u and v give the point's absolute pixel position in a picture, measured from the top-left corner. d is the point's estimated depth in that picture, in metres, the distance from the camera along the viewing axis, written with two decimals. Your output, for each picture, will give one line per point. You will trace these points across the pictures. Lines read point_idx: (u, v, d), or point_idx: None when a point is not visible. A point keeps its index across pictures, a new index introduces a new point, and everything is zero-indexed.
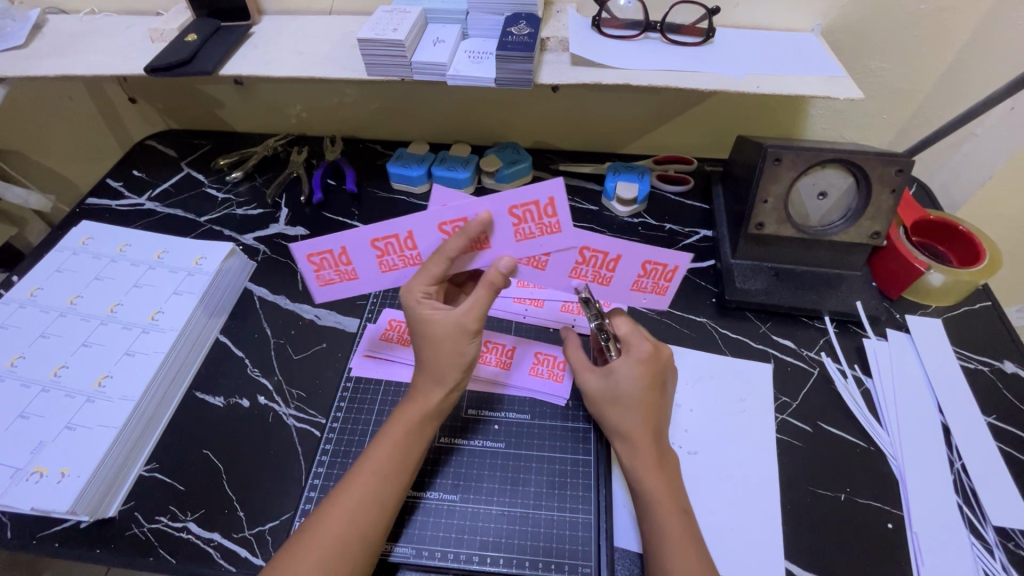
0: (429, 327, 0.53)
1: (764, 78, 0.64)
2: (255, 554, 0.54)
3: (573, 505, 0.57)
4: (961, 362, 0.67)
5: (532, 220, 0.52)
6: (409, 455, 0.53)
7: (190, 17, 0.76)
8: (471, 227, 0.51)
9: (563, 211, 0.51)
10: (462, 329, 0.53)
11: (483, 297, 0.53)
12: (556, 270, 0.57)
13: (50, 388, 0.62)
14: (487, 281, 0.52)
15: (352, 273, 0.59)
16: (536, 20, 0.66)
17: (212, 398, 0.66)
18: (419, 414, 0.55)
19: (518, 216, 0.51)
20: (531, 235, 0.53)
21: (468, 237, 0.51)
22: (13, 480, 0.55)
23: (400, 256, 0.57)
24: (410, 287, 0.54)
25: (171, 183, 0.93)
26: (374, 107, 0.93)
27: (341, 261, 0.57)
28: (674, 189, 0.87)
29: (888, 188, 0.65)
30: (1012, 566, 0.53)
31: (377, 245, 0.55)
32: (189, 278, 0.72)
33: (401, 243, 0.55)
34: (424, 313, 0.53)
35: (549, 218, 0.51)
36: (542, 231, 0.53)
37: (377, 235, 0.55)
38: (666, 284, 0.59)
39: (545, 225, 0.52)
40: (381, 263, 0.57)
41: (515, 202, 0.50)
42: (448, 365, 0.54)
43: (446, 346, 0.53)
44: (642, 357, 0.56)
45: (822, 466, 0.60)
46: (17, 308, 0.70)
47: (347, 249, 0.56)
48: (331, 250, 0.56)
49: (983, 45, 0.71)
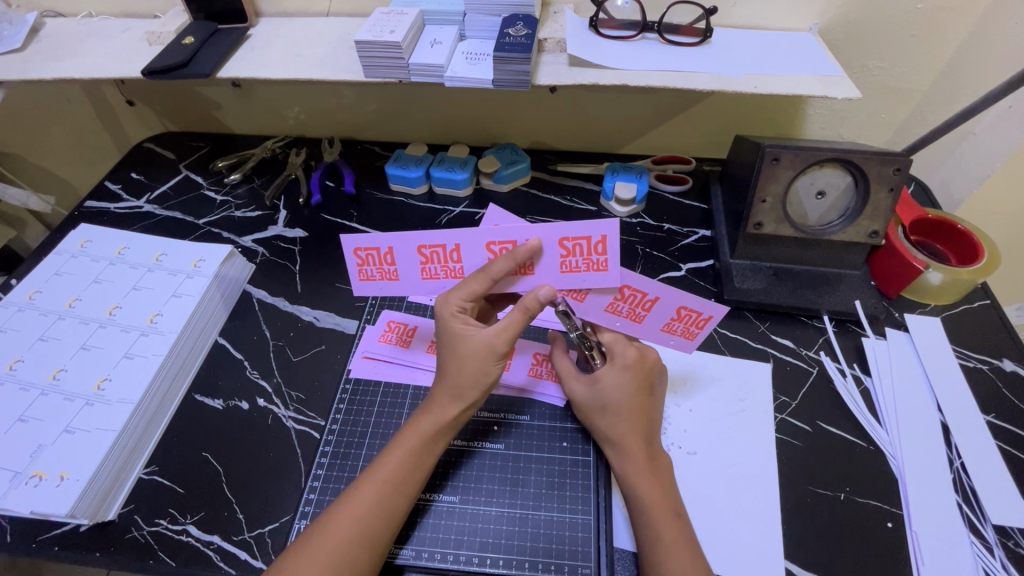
0: (458, 343, 0.53)
1: (761, 79, 0.64)
2: (255, 556, 0.54)
3: (573, 505, 0.57)
4: (960, 361, 0.67)
5: (580, 253, 0.51)
6: (420, 463, 0.53)
7: (188, 20, 0.77)
8: (520, 251, 0.50)
9: (613, 251, 0.51)
10: (490, 351, 0.53)
11: (517, 320, 0.52)
12: (593, 305, 0.57)
13: (49, 392, 0.62)
14: (525, 305, 0.51)
15: (394, 275, 0.57)
16: (533, 21, 0.66)
17: (211, 400, 0.66)
18: (433, 426, 0.54)
19: (567, 248, 0.51)
20: (575, 268, 0.52)
21: (515, 260, 0.51)
22: (12, 484, 0.55)
23: (443, 266, 0.56)
24: (446, 299, 0.54)
25: (170, 185, 0.93)
26: (372, 108, 0.93)
27: (386, 260, 0.56)
28: (673, 189, 0.87)
29: (885, 187, 0.65)
30: (1012, 565, 0.53)
31: (424, 251, 0.55)
32: (188, 280, 0.72)
33: (447, 254, 0.55)
34: (456, 329, 0.53)
35: (598, 255, 0.51)
36: (588, 267, 0.52)
37: (426, 241, 0.54)
38: (697, 330, 0.58)
39: (592, 261, 0.52)
40: (424, 270, 0.56)
41: (568, 234, 0.50)
42: (471, 384, 0.53)
43: (472, 366, 0.53)
44: (627, 362, 0.57)
45: (821, 465, 0.60)
46: (16, 311, 0.70)
47: (394, 249, 0.55)
48: (379, 248, 0.55)
49: (980, 43, 0.71)
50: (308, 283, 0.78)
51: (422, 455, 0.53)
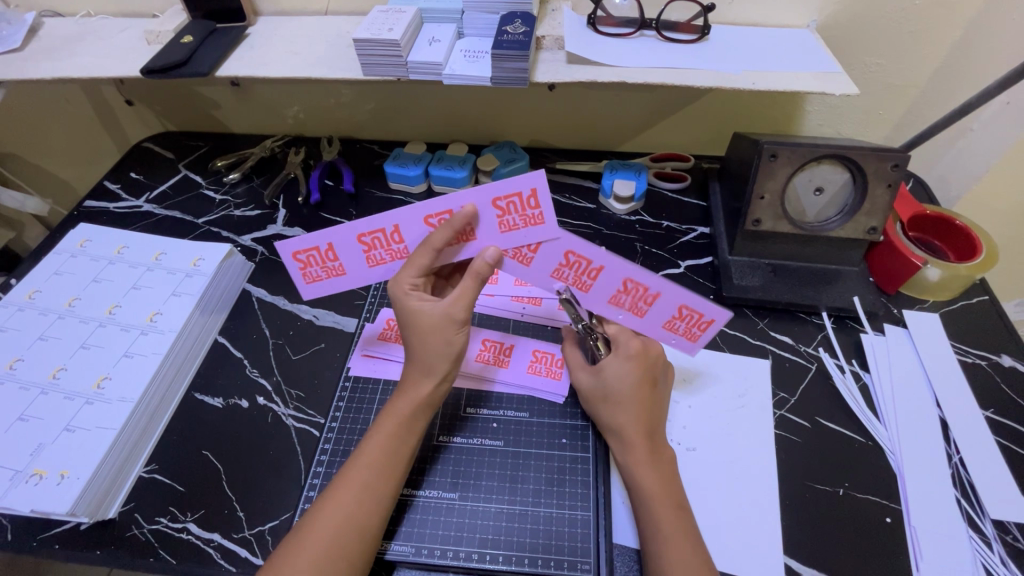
0: (417, 319, 0.53)
1: (759, 75, 0.64)
2: (256, 554, 0.54)
3: (573, 501, 0.57)
4: (959, 357, 0.67)
5: (516, 212, 0.52)
6: (401, 446, 0.53)
7: (186, 19, 0.77)
8: (456, 218, 0.51)
9: (545, 203, 0.51)
10: (450, 320, 0.53)
11: (471, 287, 0.53)
12: (540, 269, 0.56)
13: (50, 390, 0.62)
14: (474, 270, 0.52)
15: (340, 270, 0.59)
16: (531, 19, 0.66)
17: (210, 399, 0.66)
18: (411, 407, 0.54)
19: (501, 208, 0.52)
20: (515, 227, 0.53)
21: (453, 227, 0.52)
22: (13, 482, 0.55)
23: (387, 250, 0.57)
24: (397, 279, 0.54)
25: (169, 185, 0.93)
26: (371, 107, 0.93)
27: (328, 258, 0.58)
28: (672, 186, 0.87)
29: (883, 183, 0.65)
30: (1011, 559, 0.53)
31: (363, 240, 0.56)
32: (187, 279, 0.72)
33: (387, 237, 0.55)
34: (412, 305, 0.53)
35: (532, 210, 0.51)
36: (526, 223, 0.53)
37: (363, 229, 0.55)
38: (698, 331, 0.58)
39: (528, 217, 0.52)
40: (369, 258, 0.57)
41: (497, 193, 0.51)
42: (437, 357, 0.54)
43: (435, 338, 0.53)
44: (631, 353, 0.57)
45: (821, 461, 0.60)
46: (16, 311, 0.70)
47: (334, 245, 0.57)
48: (318, 246, 0.57)
49: (978, 39, 0.71)
50: None
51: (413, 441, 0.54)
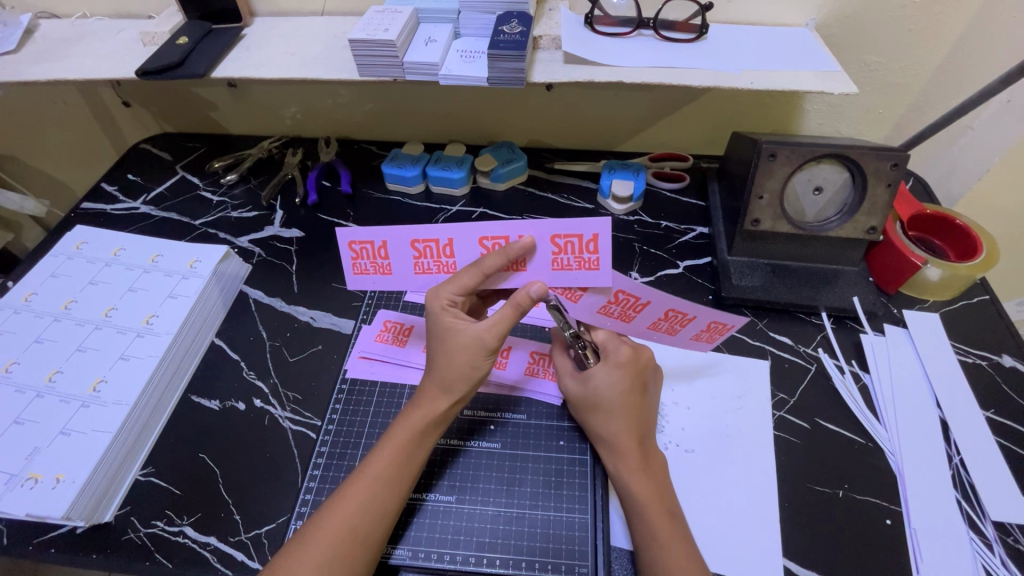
0: (449, 337, 0.53)
1: (758, 74, 0.64)
2: (252, 557, 0.54)
3: (570, 504, 0.56)
4: (960, 357, 0.67)
5: (572, 251, 0.51)
6: (410, 457, 0.53)
7: (182, 20, 0.76)
8: (512, 248, 0.51)
9: (604, 251, 0.50)
10: (481, 345, 0.52)
11: (508, 317, 0.51)
12: (586, 305, 0.57)
13: (46, 393, 0.62)
14: (515, 301, 0.51)
15: (387, 269, 0.57)
16: (527, 18, 0.66)
17: (208, 401, 0.66)
18: (424, 420, 0.54)
19: (558, 245, 0.51)
20: (567, 266, 0.52)
21: (507, 256, 0.51)
22: (8, 486, 0.55)
23: (436, 261, 0.56)
24: (436, 293, 0.53)
25: (166, 186, 0.93)
26: (368, 108, 0.93)
27: (380, 254, 0.56)
28: (670, 186, 0.87)
29: (883, 182, 0.65)
30: (1012, 561, 0.53)
31: (417, 245, 0.55)
32: (184, 281, 0.72)
33: (439, 248, 0.55)
34: (446, 323, 0.53)
35: (589, 254, 0.51)
36: (581, 266, 0.52)
37: (419, 236, 0.54)
38: (720, 337, 0.59)
39: (583, 259, 0.51)
40: (417, 265, 0.56)
41: (559, 231, 0.50)
42: (461, 377, 0.53)
43: (462, 360, 0.53)
44: (621, 360, 0.57)
45: (820, 462, 0.60)
46: (12, 314, 0.69)
47: (387, 243, 0.55)
48: (373, 242, 0.55)
49: (977, 36, 0.70)
50: (305, 283, 0.78)
51: (419, 451, 0.53)
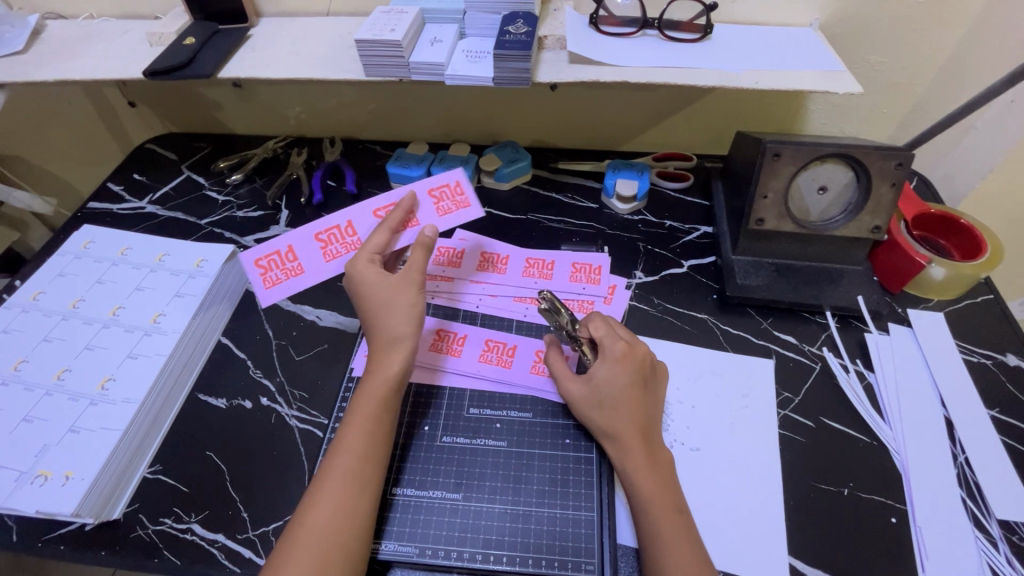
0: (378, 285, 0.58)
1: (762, 74, 0.64)
2: (260, 554, 0.54)
3: (576, 502, 0.57)
4: (964, 356, 0.67)
5: (447, 198, 0.66)
6: (379, 428, 0.54)
7: (189, 21, 0.77)
8: (403, 201, 0.63)
9: (468, 186, 0.66)
10: (409, 280, 0.58)
11: (422, 247, 0.59)
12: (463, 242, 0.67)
13: (54, 392, 0.62)
14: (420, 240, 0.60)
15: (298, 270, 0.64)
16: (532, 19, 0.66)
17: (215, 400, 0.66)
18: (384, 385, 0.56)
19: (435, 196, 0.66)
20: (449, 212, 0.65)
21: (402, 207, 0.63)
22: (18, 483, 0.55)
23: (342, 245, 0.65)
24: (355, 260, 0.59)
25: (172, 186, 0.94)
26: (373, 108, 0.93)
27: (289, 259, 0.64)
28: (674, 185, 0.87)
29: (887, 181, 0.65)
30: (1017, 560, 0.53)
31: (321, 237, 0.64)
32: (190, 280, 0.72)
33: (342, 232, 0.65)
34: (371, 273, 0.58)
35: (460, 196, 0.66)
36: (456, 207, 0.66)
37: (320, 228, 0.65)
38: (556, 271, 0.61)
39: (457, 202, 0.66)
40: (326, 254, 0.65)
41: (432, 185, 0.66)
42: (402, 319, 0.57)
43: (396, 300, 0.57)
44: (617, 355, 0.57)
45: (826, 461, 0.60)
46: (21, 312, 0.70)
47: (294, 246, 0.64)
48: (279, 249, 0.64)
49: (982, 36, 0.71)
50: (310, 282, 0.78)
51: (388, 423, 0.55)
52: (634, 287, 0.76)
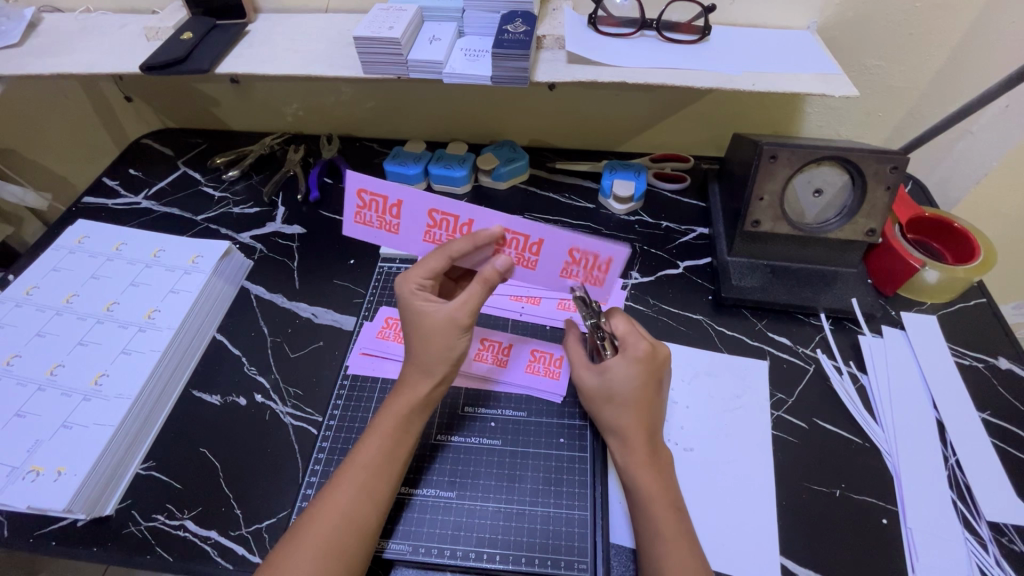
0: (421, 320, 0.55)
1: (760, 76, 0.64)
2: (253, 552, 0.54)
3: (570, 501, 0.57)
4: (956, 359, 0.68)
5: (584, 266, 0.55)
6: (401, 445, 0.54)
7: (185, 15, 0.76)
8: (481, 235, 0.53)
9: (614, 274, 0.54)
10: (455, 325, 0.54)
11: (478, 292, 0.54)
12: (550, 267, 0.56)
13: (47, 387, 0.62)
14: (483, 277, 0.54)
15: (393, 228, 0.57)
16: (531, 18, 0.66)
17: (209, 396, 0.66)
18: (410, 406, 0.55)
19: (574, 257, 0.54)
20: (575, 277, 0.56)
21: (475, 241, 0.54)
22: (10, 479, 0.55)
23: (449, 235, 0.57)
24: (406, 278, 0.56)
25: (168, 181, 0.93)
26: (371, 105, 0.93)
27: (389, 212, 0.56)
28: (671, 187, 0.87)
29: (883, 185, 0.65)
30: (1006, 562, 0.53)
31: (434, 216, 0.55)
32: (186, 275, 0.72)
33: (456, 224, 0.56)
34: (418, 306, 0.55)
35: (599, 273, 0.55)
36: (588, 279, 0.56)
37: (439, 208, 0.54)
38: (600, 277, 0.55)
39: (592, 275, 0.55)
40: (428, 234, 0.57)
41: (579, 245, 0.53)
42: (439, 359, 0.55)
43: (436, 340, 0.54)
44: (637, 355, 0.56)
45: (818, 461, 0.60)
46: (14, 307, 0.70)
47: (400, 203, 0.55)
48: (386, 197, 0.55)
49: (976, 42, 0.71)
50: (306, 280, 0.78)
51: (406, 440, 0.54)
52: (631, 287, 0.76)
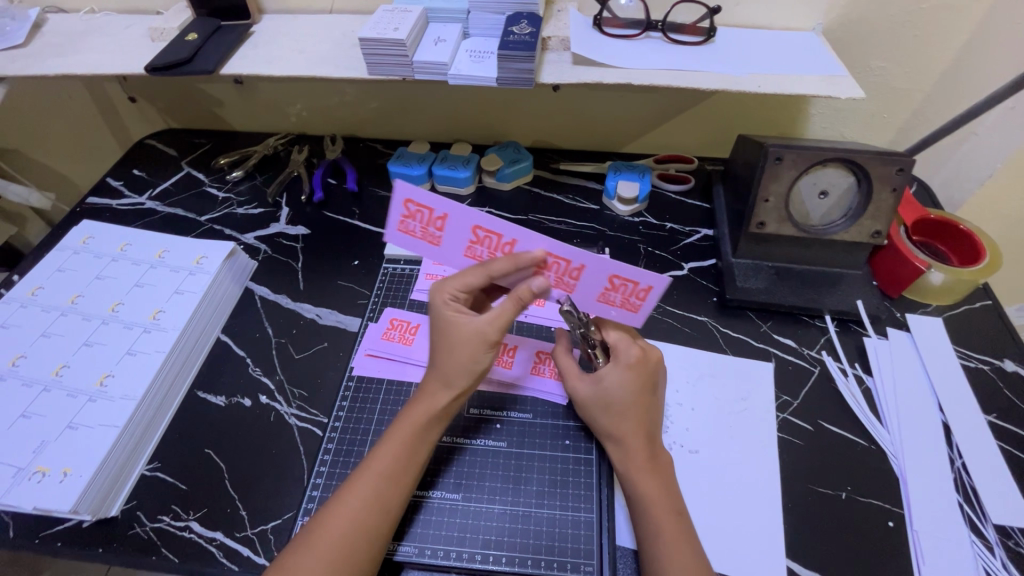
0: (449, 330, 0.55)
1: (766, 78, 0.64)
2: (258, 553, 0.54)
3: (575, 502, 0.57)
4: (962, 362, 0.67)
5: (622, 292, 0.54)
6: (414, 453, 0.53)
7: (190, 16, 0.76)
8: (522, 257, 0.51)
9: (651, 301, 0.53)
10: (483, 339, 0.53)
11: (510, 309, 0.53)
12: (586, 292, 0.55)
13: (52, 388, 0.62)
14: (517, 295, 0.52)
15: (436, 240, 0.55)
16: (536, 19, 0.66)
17: (213, 398, 0.66)
18: (427, 415, 0.54)
19: (614, 284, 0.53)
20: (611, 301, 0.55)
21: (516, 262, 0.52)
22: (16, 480, 0.55)
23: (491, 252, 0.55)
24: (440, 288, 0.55)
25: (172, 182, 0.93)
26: (375, 106, 0.93)
27: (435, 224, 0.53)
28: (675, 188, 0.87)
29: (888, 187, 0.65)
30: (1012, 564, 0.53)
31: (477, 232, 0.53)
32: (191, 276, 0.72)
33: (500, 243, 0.53)
34: (448, 316, 0.55)
35: (636, 299, 0.54)
36: (624, 304, 0.55)
37: (485, 225, 0.52)
38: (638, 304, 0.54)
39: (628, 301, 0.55)
40: (470, 249, 0.55)
41: (621, 273, 0.52)
42: (464, 372, 0.54)
43: (462, 352, 0.54)
44: (631, 361, 0.56)
45: (824, 464, 0.60)
46: (19, 307, 0.70)
47: (447, 218, 0.52)
48: (433, 210, 0.52)
49: (981, 43, 0.71)
50: (311, 281, 0.78)
51: (420, 448, 0.54)
52: None
